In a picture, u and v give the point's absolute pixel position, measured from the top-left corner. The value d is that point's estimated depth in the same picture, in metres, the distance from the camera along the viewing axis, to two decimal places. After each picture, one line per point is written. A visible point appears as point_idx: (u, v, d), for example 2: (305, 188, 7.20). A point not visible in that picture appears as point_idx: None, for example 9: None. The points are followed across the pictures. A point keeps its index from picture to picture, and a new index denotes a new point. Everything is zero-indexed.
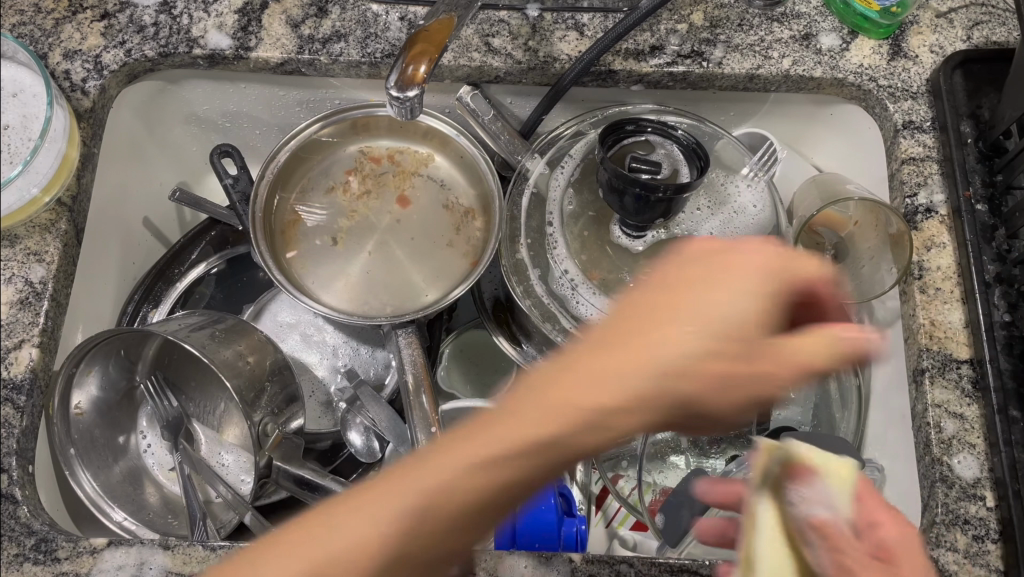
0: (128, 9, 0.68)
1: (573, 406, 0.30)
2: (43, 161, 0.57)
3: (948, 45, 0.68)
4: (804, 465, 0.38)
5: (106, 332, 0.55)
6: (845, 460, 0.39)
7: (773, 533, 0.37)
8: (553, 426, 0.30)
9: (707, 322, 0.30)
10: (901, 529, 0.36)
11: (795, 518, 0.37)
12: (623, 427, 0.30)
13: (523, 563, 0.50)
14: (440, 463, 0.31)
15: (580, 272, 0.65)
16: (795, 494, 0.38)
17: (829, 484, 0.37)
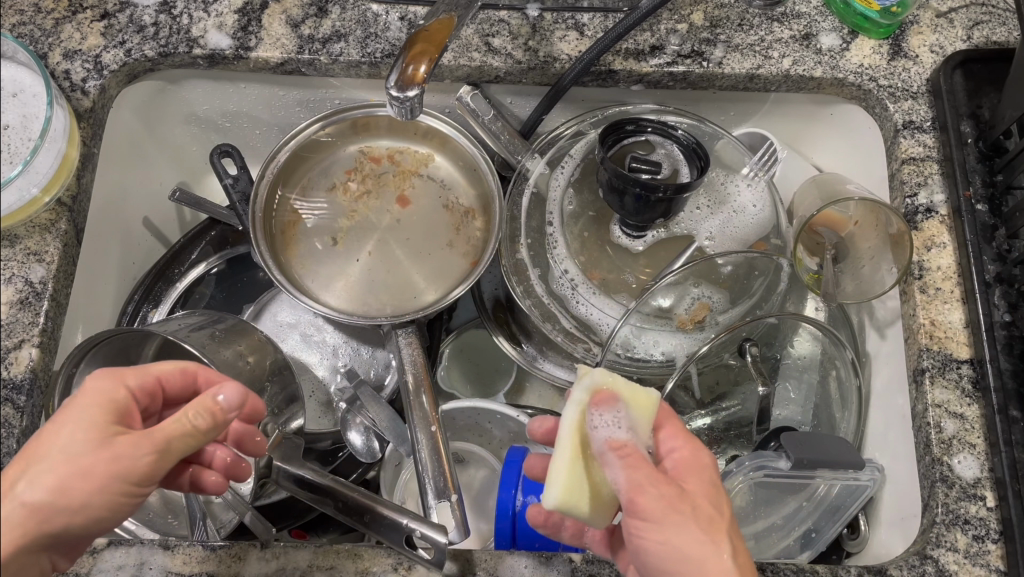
0: (128, 9, 0.68)
1: (67, 465, 0.41)
2: (42, 161, 0.57)
3: (949, 44, 0.67)
4: (606, 394, 0.43)
5: (107, 333, 0.55)
6: (646, 391, 0.45)
7: (570, 449, 0.42)
8: (73, 480, 0.40)
9: (91, 417, 0.43)
10: (688, 448, 0.44)
11: (593, 437, 0.42)
12: (103, 491, 0.41)
13: (523, 563, 0.50)
14: (45, 478, 0.41)
15: (580, 272, 0.65)
16: (596, 417, 0.42)
17: (629, 409, 0.43)
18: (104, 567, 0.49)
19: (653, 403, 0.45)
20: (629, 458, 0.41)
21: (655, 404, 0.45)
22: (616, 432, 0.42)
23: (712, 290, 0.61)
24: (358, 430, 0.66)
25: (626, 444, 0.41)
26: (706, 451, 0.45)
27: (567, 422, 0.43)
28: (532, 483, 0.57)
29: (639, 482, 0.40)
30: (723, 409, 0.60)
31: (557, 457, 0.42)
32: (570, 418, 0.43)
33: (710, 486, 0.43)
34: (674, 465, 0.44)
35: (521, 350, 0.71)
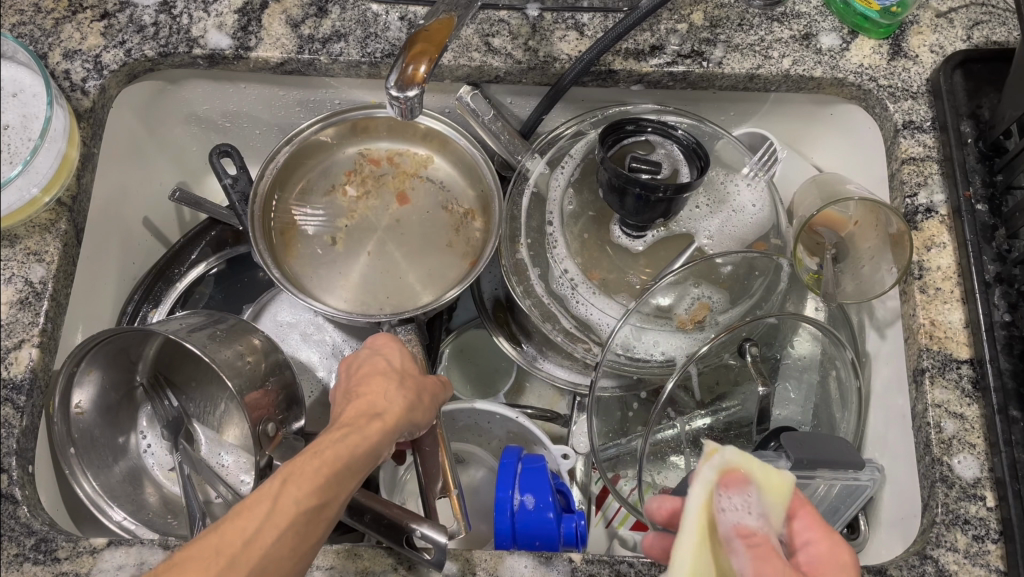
0: (128, 9, 0.68)
1: (360, 439, 0.46)
2: (43, 161, 0.57)
3: (948, 45, 0.67)
4: (737, 475, 0.43)
5: (107, 332, 0.55)
6: (781, 475, 0.44)
7: (698, 528, 0.41)
8: (351, 438, 0.45)
9: (381, 386, 0.50)
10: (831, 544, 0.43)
11: (722, 520, 0.41)
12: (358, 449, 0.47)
13: (523, 563, 0.50)
14: (322, 454, 0.44)
15: (580, 272, 0.65)
16: (725, 498, 0.42)
17: (762, 494, 0.43)
18: (104, 567, 0.49)
19: (787, 487, 0.43)
20: (757, 549, 0.40)
21: (789, 489, 0.43)
22: (746, 518, 0.41)
23: (712, 290, 0.62)
24: None
25: (756, 533, 0.41)
26: (846, 546, 0.43)
27: (693, 500, 0.42)
28: (529, 481, 0.57)
29: (768, 576, 0.39)
30: (723, 409, 0.59)
31: (682, 539, 0.41)
32: (696, 498, 0.42)
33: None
34: (809, 559, 0.43)
35: (521, 349, 0.71)
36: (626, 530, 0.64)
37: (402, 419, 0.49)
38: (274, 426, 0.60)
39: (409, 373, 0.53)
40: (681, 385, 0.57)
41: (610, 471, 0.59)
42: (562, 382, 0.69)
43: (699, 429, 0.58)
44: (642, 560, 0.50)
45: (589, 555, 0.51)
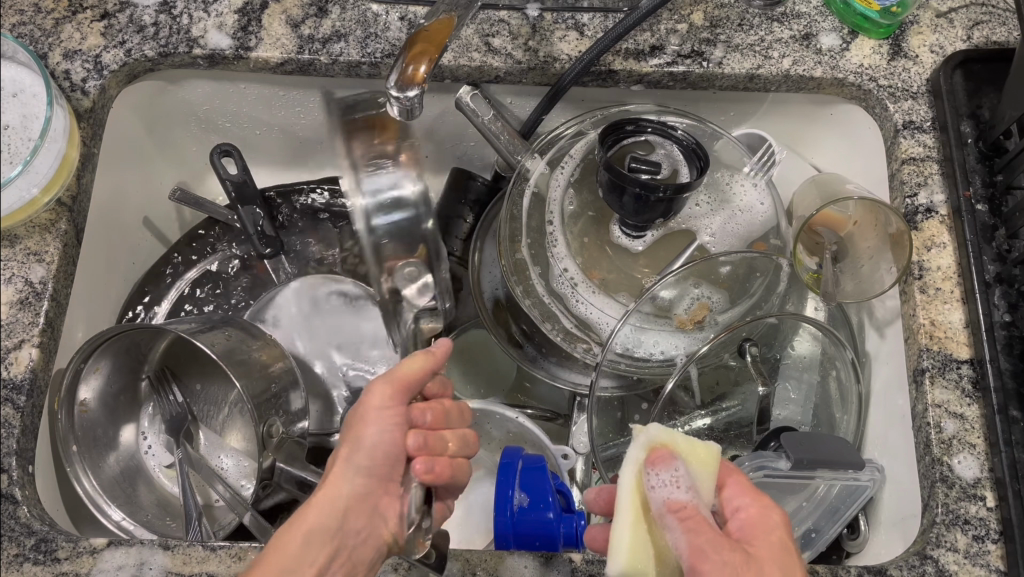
0: (128, 9, 0.68)
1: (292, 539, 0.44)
2: (42, 161, 0.57)
3: (949, 44, 0.67)
4: (661, 453, 0.44)
5: (120, 326, 0.56)
6: (706, 446, 0.44)
7: (630, 514, 0.42)
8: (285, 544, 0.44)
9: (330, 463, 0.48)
10: (762, 510, 0.43)
11: (652, 498, 0.42)
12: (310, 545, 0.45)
13: (523, 563, 0.50)
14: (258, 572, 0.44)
15: (580, 271, 0.65)
16: (653, 476, 0.43)
17: (688, 467, 0.44)
18: (104, 567, 0.49)
19: (714, 456, 0.44)
20: (688, 521, 0.40)
21: (717, 458, 0.44)
22: (675, 493, 0.42)
23: (712, 290, 0.61)
24: None
25: (686, 506, 0.41)
26: (776, 508, 0.43)
27: (624, 482, 0.43)
28: (530, 481, 0.57)
29: (700, 546, 0.39)
30: (724, 409, 0.59)
31: (617, 520, 0.42)
32: (626, 479, 0.43)
33: (782, 549, 0.41)
34: (741, 525, 0.42)
35: (521, 349, 0.70)
36: None
37: (344, 491, 0.46)
38: (277, 427, 0.60)
39: (355, 420, 0.49)
40: (681, 385, 0.58)
41: (610, 470, 0.59)
42: (561, 381, 0.68)
43: (699, 429, 0.58)
44: None
45: (589, 554, 0.51)
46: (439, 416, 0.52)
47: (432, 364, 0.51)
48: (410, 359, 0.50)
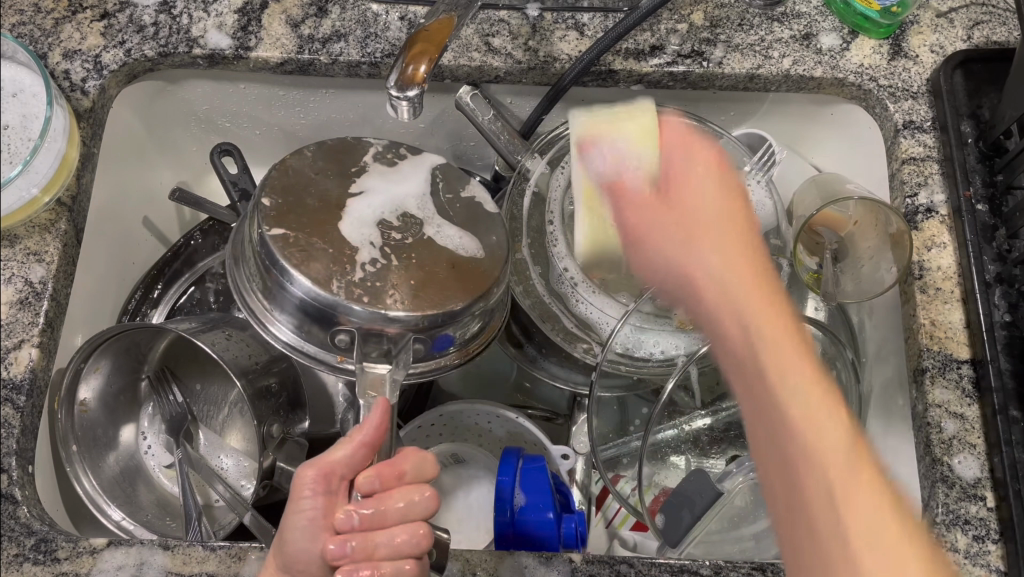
0: (128, 9, 0.68)
1: None
2: (42, 161, 0.57)
3: (949, 44, 0.67)
4: (607, 172, 0.58)
5: (120, 326, 0.56)
6: (642, 128, 0.59)
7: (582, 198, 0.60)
8: None
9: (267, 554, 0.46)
10: (686, 154, 0.56)
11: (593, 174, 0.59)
12: None
13: (523, 563, 0.50)
14: None
15: (582, 272, 0.64)
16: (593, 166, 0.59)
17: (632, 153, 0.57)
18: (104, 567, 0.49)
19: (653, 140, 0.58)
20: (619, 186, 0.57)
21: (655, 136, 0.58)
22: (617, 165, 0.57)
23: None
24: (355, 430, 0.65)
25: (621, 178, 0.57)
26: (706, 145, 0.57)
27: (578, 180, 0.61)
28: (530, 481, 0.57)
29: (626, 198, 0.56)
30: (724, 409, 0.58)
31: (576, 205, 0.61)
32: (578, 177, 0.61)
33: (694, 171, 0.55)
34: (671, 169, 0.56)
35: (522, 349, 0.70)
36: (627, 531, 0.64)
37: None
38: (278, 428, 0.60)
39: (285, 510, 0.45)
40: (681, 385, 0.58)
41: (610, 470, 0.59)
42: (562, 381, 0.68)
43: (699, 429, 0.59)
44: (643, 560, 0.50)
45: (589, 555, 0.51)
46: (377, 512, 0.45)
47: (363, 443, 0.46)
48: (340, 447, 0.45)
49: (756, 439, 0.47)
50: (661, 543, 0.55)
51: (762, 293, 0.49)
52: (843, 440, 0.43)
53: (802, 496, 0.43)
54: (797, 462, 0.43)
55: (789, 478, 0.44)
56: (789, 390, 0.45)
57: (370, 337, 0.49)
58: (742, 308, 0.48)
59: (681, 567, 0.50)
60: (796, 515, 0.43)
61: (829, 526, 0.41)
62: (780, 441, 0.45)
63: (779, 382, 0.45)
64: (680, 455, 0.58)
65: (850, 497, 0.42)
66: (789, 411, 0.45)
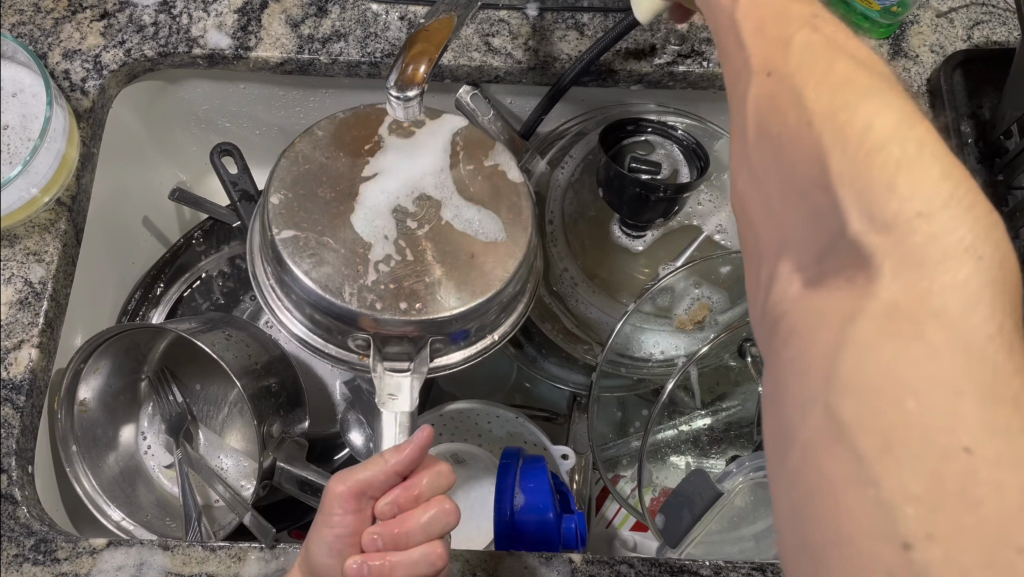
0: (128, 9, 0.68)
1: None
2: (42, 161, 0.57)
3: (949, 44, 0.67)
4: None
5: (121, 326, 0.56)
6: None
7: None
8: None
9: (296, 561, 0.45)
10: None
11: None
12: None
13: (523, 563, 0.50)
14: None
15: (582, 272, 0.66)
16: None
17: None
18: (104, 567, 0.49)
19: None
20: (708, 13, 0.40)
21: None
22: None
23: (712, 290, 0.61)
24: (356, 429, 0.65)
25: None
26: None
27: None
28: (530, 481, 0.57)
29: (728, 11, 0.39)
30: (724, 409, 0.60)
31: None
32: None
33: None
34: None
35: (521, 349, 0.69)
36: (627, 531, 0.65)
37: None
38: (278, 428, 0.60)
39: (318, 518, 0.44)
40: (681, 385, 0.58)
41: (610, 471, 0.60)
42: (561, 381, 0.68)
43: (699, 429, 0.59)
44: (642, 560, 0.50)
45: (589, 554, 0.51)
46: (396, 532, 0.41)
47: (395, 461, 0.42)
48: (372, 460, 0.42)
49: (762, 153, 0.34)
50: (661, 543, 0.54)
51: (842, 56, 0.32)
52: (955, 250, 0.26)
53: (852, 253, 0.29)
54: (830, 152, 0.30)
55: (821, 200, 0.30)
56: (861, 125, 0.29)
57: (392, 341, 0.48)
58: (788, 54, 0.34)
59: (681, 566, 0.50)
60: (803, 341, 0.30)
61: (886, 279, 0.27)
62: (803, 182, 0.31)
63: (803, 104, 0.32)
64: (680, 455, 0.58)
65: (932, 266, 0.27)
66: (850, 125, 0.29)
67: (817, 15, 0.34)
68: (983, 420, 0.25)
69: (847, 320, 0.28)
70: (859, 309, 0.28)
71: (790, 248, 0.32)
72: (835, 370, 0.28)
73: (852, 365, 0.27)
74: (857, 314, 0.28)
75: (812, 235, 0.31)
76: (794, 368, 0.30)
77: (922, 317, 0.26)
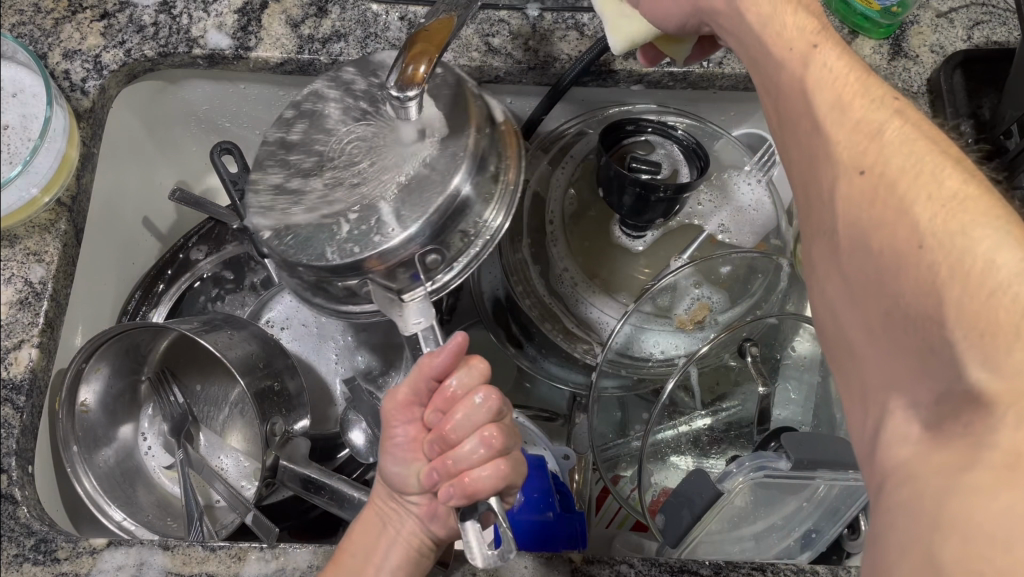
0: (128, 9, 0.67)
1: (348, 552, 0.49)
2: (42, 161, 0.57)
3: (949, 44, 0.67)
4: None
5: (122, 326, 0.56)
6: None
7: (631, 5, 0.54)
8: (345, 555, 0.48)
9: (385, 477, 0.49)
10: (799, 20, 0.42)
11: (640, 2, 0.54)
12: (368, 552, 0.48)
13: (523, 563, 0.50)
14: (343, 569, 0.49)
15: (581, 272, 0.66)
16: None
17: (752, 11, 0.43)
18: (104, 567, 0.49)
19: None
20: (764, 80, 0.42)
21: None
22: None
23: (712, 290, 0.62)
24: (357, 428, 0.66)
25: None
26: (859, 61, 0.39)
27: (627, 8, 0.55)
28: (530, 480, 0.57)
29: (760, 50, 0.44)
30: (724, 410, 0.60)
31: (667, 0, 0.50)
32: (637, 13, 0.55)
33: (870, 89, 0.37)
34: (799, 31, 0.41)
35: (521, 349, 0.69)
36: (627, 530, 0.65)
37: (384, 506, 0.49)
38: (279, 426, 0.60)
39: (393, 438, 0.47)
40: (681, 385, 0.57)
41: (610, 471, 0.59)
42: (561, 381, 0.68)
43: (699, 429, 0.59)
44: (642, 560, 0.50)
45: (589, 554, 0.51)
46: (444, 433, 0.42)
47: (431, 368, 0.43)
48: (415, 372, 0.44)
49: (856, 262, 0.34)
50: (662, 542, 0.54)
51: (944, 164, 0.33)
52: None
53: (970, 397, 0.28)
54: (948, 288, 0.29)
55: (932, 332, 0.29)
56: (985, 268, 0.29)
57: (397, 271, 0.49)
58: (884, 154, 0.34)
59: (681, 566, 0.50)
60: (913, 483, 0.29)
61: (1005, 428, 0.27)
62: (908, 308, 0.31)
63: (911, 221, 0.31)
64: (681, 455, 0.58)
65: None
66: (968, 255, 0.29)
67: (904, 109, 0.36)
68: None
69: (963, 470, 0.27)
70: (975, 456, 0.27)
71: (900, 382, 0.31)
72: (943, 516, 0.27)
73: (965, 511, 0.26)
74: (971, 462, 0.27)
75: (920, 370, 0.30)
76: (899, 508, 0.29)
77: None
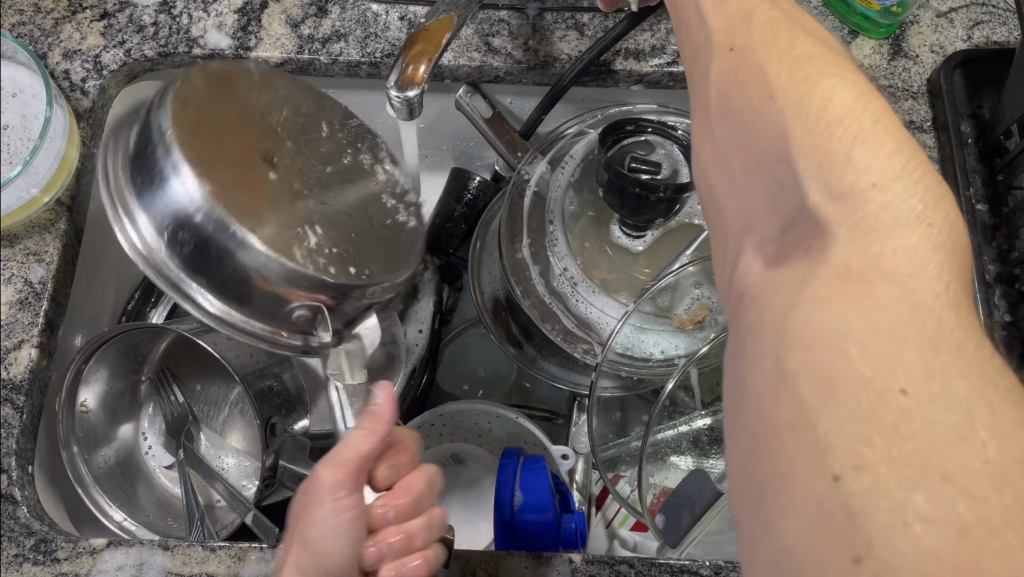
0: (128, 9, 0.67)
1: None
2: (42, 161, 0.57)
3: (949, 44, 0.67)
4: None
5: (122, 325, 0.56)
6: None
7: None
8: None
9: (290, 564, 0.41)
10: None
11: None
12: None
13: (523, 563, 0.50)
14: None
15: (580, 271, 0.65)
16: None
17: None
18: (104, 567, 0.49)
19: None
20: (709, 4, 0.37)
21: None
22: None
23: (712, 290, 0.61)
24: None
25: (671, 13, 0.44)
26: None
27: None
28: (529, 480, 0.57)
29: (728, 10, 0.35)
30: None
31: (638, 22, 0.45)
32: None
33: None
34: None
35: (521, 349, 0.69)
36: (627, 530, 0.64)
37: None
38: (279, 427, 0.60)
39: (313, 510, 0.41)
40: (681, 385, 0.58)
41: (610, 470, 0.59)
42: (561, 380, 0.68)
43: (699, 429, 0.59)
44: (642, 560, 0.50)
45: (589, 554, 0.51)
46: (406, 501, 0.44)
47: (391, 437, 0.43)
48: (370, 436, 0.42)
49: (726, 126, 0.33)
50: (661, 543, 0.54)
51: (799, 30, 0.32)
52: (907, 218, 0.26)
53: (812, 217, 0.27)
54: (791, 124, 0.29)
55: (781, 170, 0.29)
56: (823, 101, 0.28)
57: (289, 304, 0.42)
58: (751, 30, 0.33)
59: (681, 567, 0.50)
60: (758, 307, 0.28)
61: (838, 244, 0.26)
62: (763, 152, 0.30)
63: (765, 79, 0.31)
64: (681, 456, 0.57)
65: (886, 229, 0.26)
66: (810, 98, 0.29)
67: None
68: (925, 368, 0.24)
69: (801, 288, 0.27)
70: (812, 274, 0.27)
71: (754, 227, 0.30)
72: (786, 331, 0.26)
73: (803, 321, 0.26)
74: (809, 279, 0.27)
75: (774, 208, 0.30)
76: (747, 340, 0.28)
77: (873, 280, 0.25)
